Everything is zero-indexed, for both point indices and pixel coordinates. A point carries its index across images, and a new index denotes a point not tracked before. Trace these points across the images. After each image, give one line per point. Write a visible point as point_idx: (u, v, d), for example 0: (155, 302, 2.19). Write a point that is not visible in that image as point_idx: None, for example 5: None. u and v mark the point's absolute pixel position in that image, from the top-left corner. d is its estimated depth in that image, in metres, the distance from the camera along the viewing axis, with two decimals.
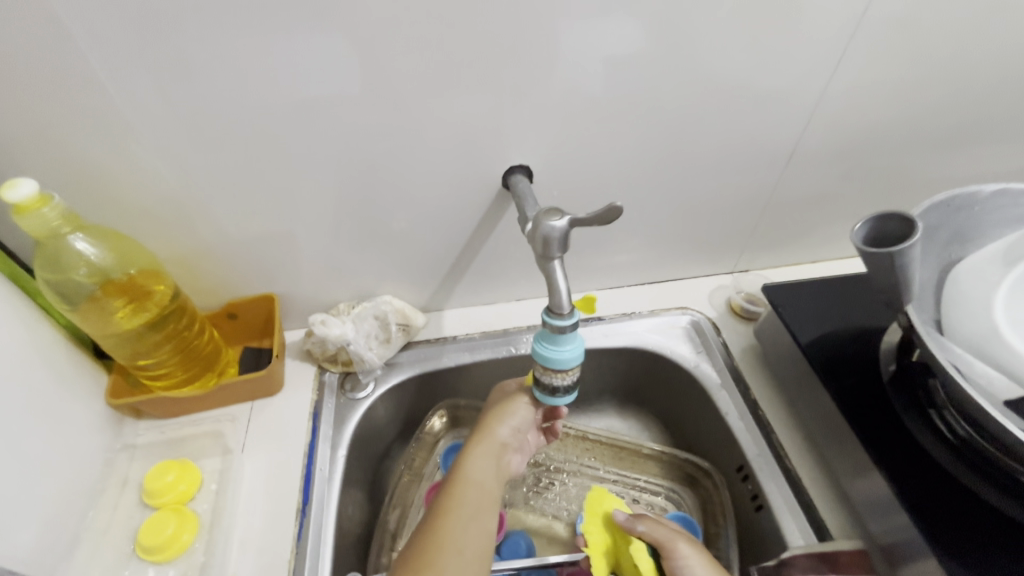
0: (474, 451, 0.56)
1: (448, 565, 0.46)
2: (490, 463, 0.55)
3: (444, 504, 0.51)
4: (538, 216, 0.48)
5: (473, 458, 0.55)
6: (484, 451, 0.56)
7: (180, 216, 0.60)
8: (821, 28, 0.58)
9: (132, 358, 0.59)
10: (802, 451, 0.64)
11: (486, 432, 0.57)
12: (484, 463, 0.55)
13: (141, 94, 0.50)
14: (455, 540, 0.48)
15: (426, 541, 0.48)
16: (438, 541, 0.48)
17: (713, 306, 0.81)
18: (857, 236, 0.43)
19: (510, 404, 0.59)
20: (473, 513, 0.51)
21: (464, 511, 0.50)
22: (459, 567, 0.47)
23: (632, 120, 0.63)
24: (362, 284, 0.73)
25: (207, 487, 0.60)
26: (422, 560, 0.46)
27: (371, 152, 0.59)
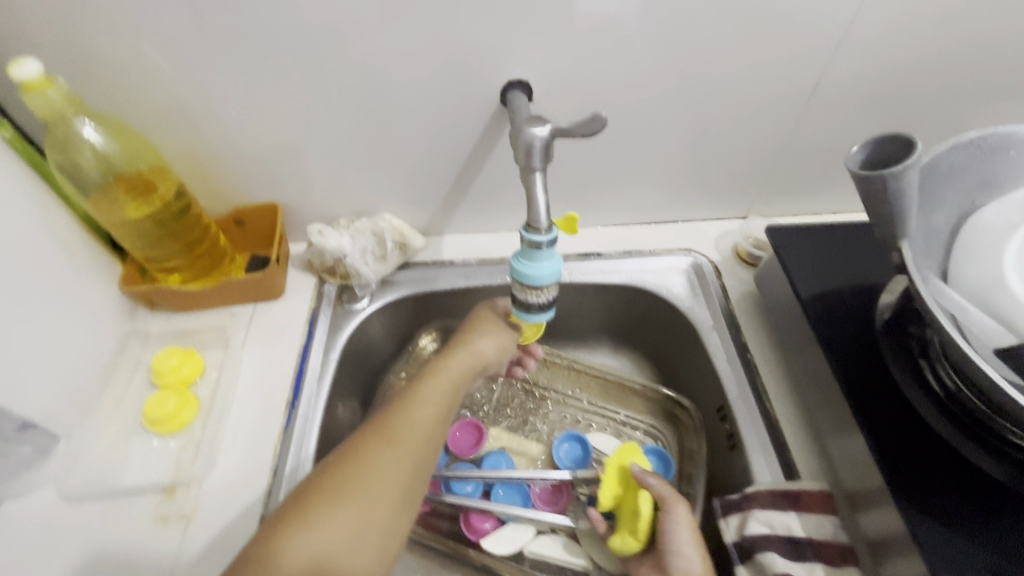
0: (455, 353, 0.58)
1: (406, 444, 0.49)
2: (469, 368, 0.58)
3: (418, 391, 0.53)
4: (521, 125, 0.47)
5: (453, 359, 0.57)
6: (468, 357, 0.57)
7: (184, 116, 0.61)
8: None
9: (142, 250, 0.63)
10: (785, 397, 0.63)
11: (470, 342, 0.59)
12: (462, 366, 0.57)
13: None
14: (422, 424, 0.51)
15: (396, 416, 0.51)
16: (406, 419, 0.50)
17: (718, 251, 0.78)
18: (853, 159, 0.41)
19: (496, 327, 0.61)
20: (444, 408, 0.53)
21: (436, 402, 0.53)
22: (414, 451, 0.49)
23: (643, 41, 0.59)
24: (363, 201, 0.74)
25: (208, 375, 0.65)
26: (386, 433, 0.49)
27: (369, 61, 0.58)
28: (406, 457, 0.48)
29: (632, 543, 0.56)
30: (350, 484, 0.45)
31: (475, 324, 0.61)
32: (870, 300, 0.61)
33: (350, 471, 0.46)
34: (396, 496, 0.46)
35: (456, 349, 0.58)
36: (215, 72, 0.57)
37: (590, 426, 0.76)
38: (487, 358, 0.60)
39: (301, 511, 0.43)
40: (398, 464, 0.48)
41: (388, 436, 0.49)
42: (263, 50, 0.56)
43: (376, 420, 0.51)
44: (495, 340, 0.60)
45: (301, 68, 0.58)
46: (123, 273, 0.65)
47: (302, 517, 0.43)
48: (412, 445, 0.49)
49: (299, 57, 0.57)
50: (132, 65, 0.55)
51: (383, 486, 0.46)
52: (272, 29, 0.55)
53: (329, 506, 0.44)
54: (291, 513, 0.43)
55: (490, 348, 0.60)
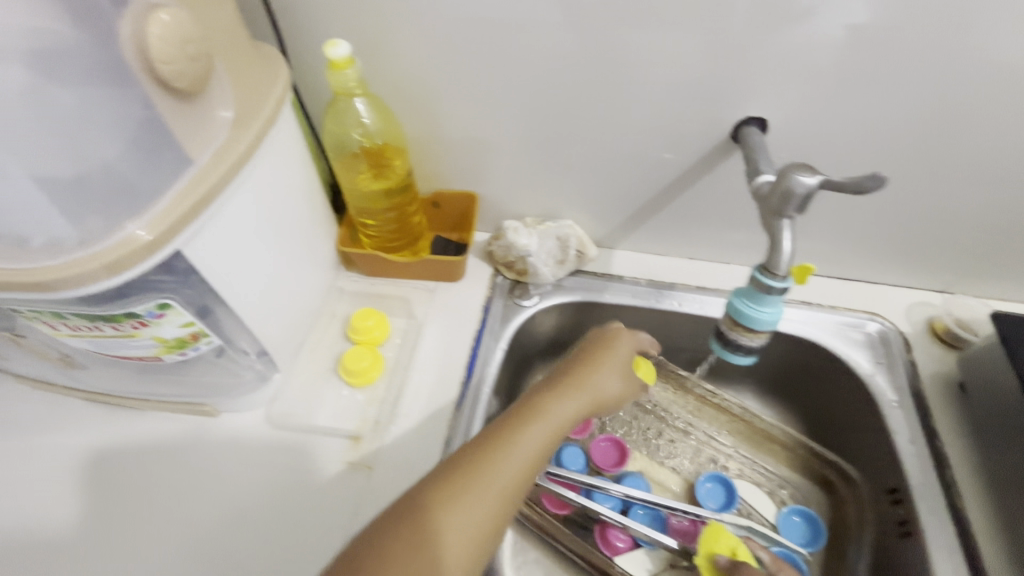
0: (580, 379, 0.55)
1: (497, 481, 0.44)
2: (568, 402, 0.52)
3: (513, 424, 0.48)
4: (785, 169, 0.46)
5: (557, 398, 0.52)
6: (575, 395, 0.53)
7: (428, 104, 0.66)
8: None
9: (363, 215, 0.69)
10: (977, 497, 0.59)
11: (597, 368, 0.57)
12: (589, 391, 0.55)
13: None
14: (524, 456, 0.46)
15: (498, 433, 0.47)
16: (490, 432, 0.47)
17: (909, 321, 0.73)
18: None
19: (609, 360, 0.58)
20: (557, 428, 0.50)
21: (538, 439, 0.48)
22: (506, 487, 0.44)
23: (897, 98, 0.57)
24: (551, 204, 0.77)
25: (393, 339, 0.71)
26: (472, 467, 0.44)
27: (614, 76, 0.61)
28: (517, 485, 0.45)
29: None
30: (434, 500, 0.42)
31: (591, 359, 0.58)
32: None
33: (442, 500, 0.42)
34: (493, 525, 0.43)
35: (584, 375, 0.56)
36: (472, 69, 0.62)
37: (728, 470, 0.73)
38: (605, 394, 0.56)
39: (392, 532, 0.40)
40: (483, 501, 0.43)
41: (500, 462, 0.45)
42: (522, 56, 0.60)
43: (464, 457, 0.45)
44: (614, 370, 0.58)
45: (549, 75, 0.62)
46: (339, 234, 0.72)
47: (390, 557, 0.39)
48: (520, 472, 0.45)
49: (551, 65, 0.61)
50: (406, 51, 0.61)
51: (475, 506, 0.42)
52: (538, 37, 0.58)
53: (399, 528, 0.40)
54: (395, 521, 0.40)
55: (603, 385, 0.56)
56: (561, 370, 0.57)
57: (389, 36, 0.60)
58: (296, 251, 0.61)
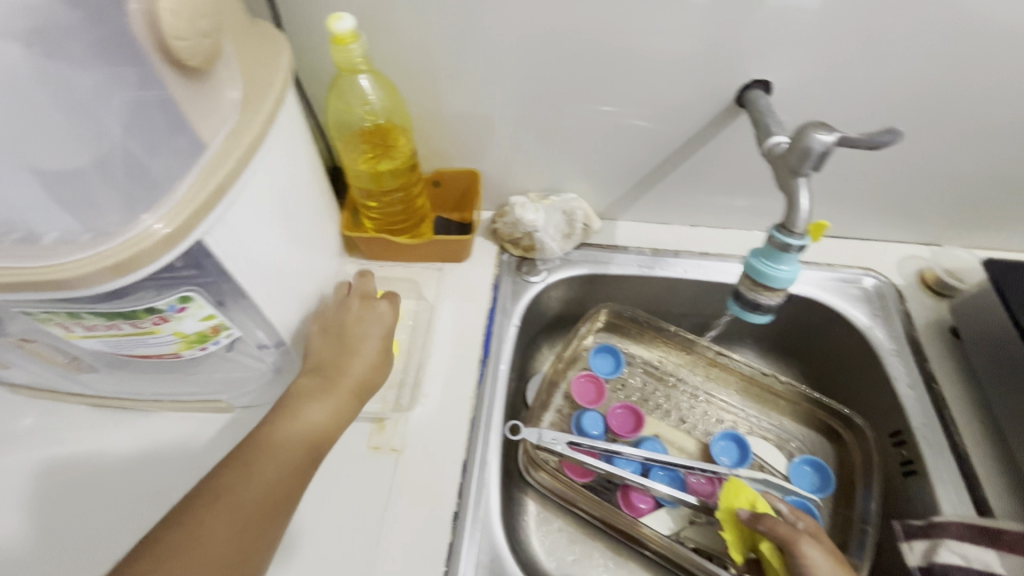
0: (339, 375, 0.56)
1: (228, 493, 0.45)
2: (323, 405, 0.53)
3: (271, 434, 0.50)
4: (803, 128, 0.47)
5: (314, 403, 0.53)
6: (319, 389, 0.54)
7: (430, 81, 0.65)
8: None
9: (371, 196, 0.67)
10: (976, 434, 0.62)
11: (347, 352, 0.58)
12: (347, 381, 0.56)
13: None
14: (272, 466, 0.48)
15: (285, 417, 0.52)
16: (272, 420, 0.52)
17: (901, 275, 0.76)
18: None
19: (353, 336, 0.59)
20: (324, 428, 0.53)
21: (288, 443, 0.50)
22: (241, 501, 0.45)
23: (898, 60, 0.58)
24: (554, 178, 0.76)
25: (404, 321, 0.70)
26: (224, 489, 0.46)
27: (623, 46, 0.60)
28: (295, 457, 0.50)
29: None
30: (236, 482, 0.46)
31: (339, 335, 0.59)
32: None
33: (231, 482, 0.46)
34: (299, 480, 0.49)
35: (346, 362, 0.57)
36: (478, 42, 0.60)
37: (736, 425, 0.76)
38: (371, 378, 0.58)
39: (203, 511, 0.44)
40: (227, 513, 0.44)
41: (275, 448, 0.49)
42: (530, 27, 0.59)
43: (212, 480, 0.47)
44: (372, 340, 0.60)
45: (557, 46, 0.60)
46: (344, 218, 0.71)
47: (207, 510, 0.44)
48: (301, 444, 0.51)
49: (559, 35, 0.59)
50: (408, 24, 0.59)
51: (237, 524, 0.44)
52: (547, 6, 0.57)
53: (212, 505, 0.44)
54: (196, 502, 0.45)
55: (359, 365, 0.57)
56: (317, 356, 0.58)
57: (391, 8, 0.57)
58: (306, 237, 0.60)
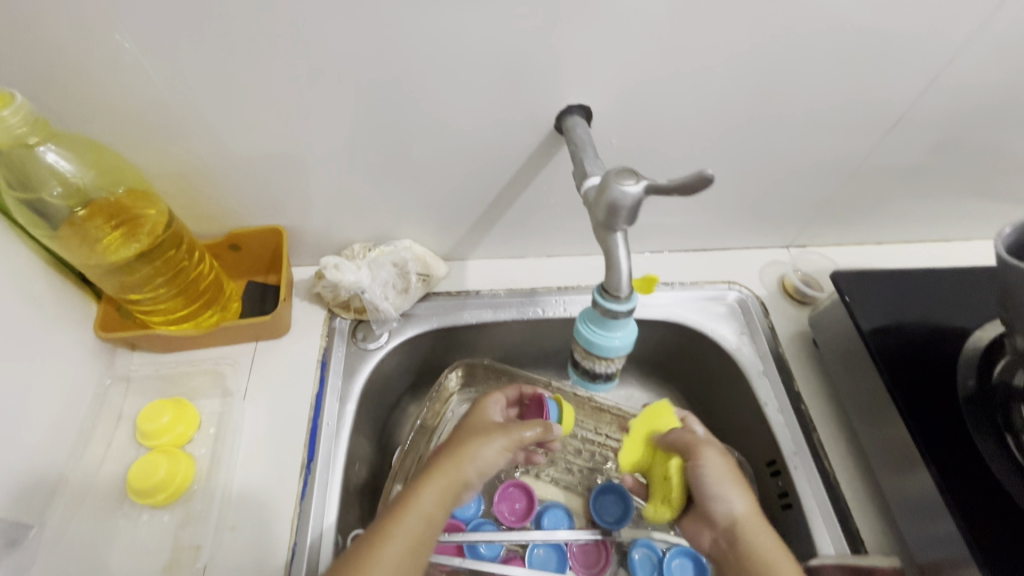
0: (456, 456, 0.49)
1: None
2: (437, 496, 0.46)
3: (377, 529, 0.45)
4: (607, 177, 0.39)
5: (421, 493, 0.46)
6: (456, 483, 0.47)
7: (176, 130, 0.52)
8: None
9: (122, 291, 0.53)
10: (842, 454, 0.61)
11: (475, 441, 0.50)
12: (463, 470, 0.48)
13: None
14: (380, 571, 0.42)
15: (398, 504, 0.46)
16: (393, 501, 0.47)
17: (764, 284, 0.73)
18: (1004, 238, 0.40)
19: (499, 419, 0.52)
20: (437, 515, 0.46)
21: (406, 539, 0.44)
22: None
23: (714, 67, 0.54)
24: (381, 223, 0.65)
25: (205, 430, 0.56)
26: None
27: (414, 66, 0.50)
28: (410, 560, 0.44)
29: (665, 512, 0.56)
30: None
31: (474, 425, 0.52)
32: (946, 356, 0.57)
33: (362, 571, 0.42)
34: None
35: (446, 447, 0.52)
36: (231, 71, 0.48)
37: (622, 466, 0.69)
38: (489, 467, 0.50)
39: None
40: None
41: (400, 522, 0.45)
42: (291, 47, 0.47)
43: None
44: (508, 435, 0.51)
45: (334, 69, 0.49)
46: (99, 314, 0.56)
47: None
48: (418, 532, 0.45)
49: (332, 56, 0.48)
50: (115, 64, 0.46)
51: None
52: (303, 21, 0.46)
53: None
54: None
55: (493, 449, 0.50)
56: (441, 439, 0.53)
57: (93, 38, 0.44)
58: (17, 360, 0.46)
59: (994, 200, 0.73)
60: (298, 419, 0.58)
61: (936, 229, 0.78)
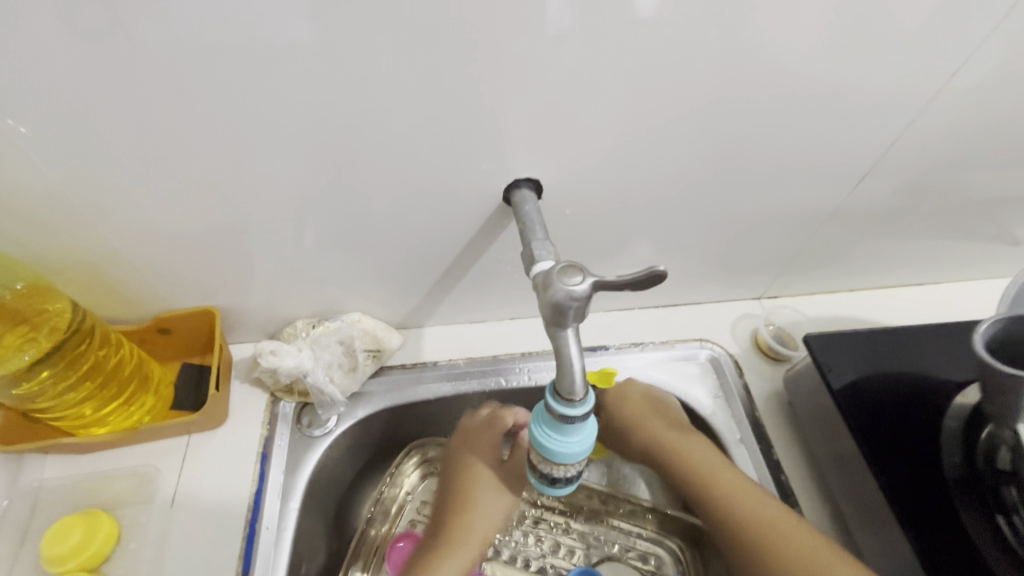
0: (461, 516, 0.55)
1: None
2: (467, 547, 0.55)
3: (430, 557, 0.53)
4: (551, 274, 0.35)
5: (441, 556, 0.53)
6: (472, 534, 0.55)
7: (82, 218, 0.47)
8: (915, 26, 0.46)
9: (22, 400, 0.49)
10: (832, 532, 0.56)
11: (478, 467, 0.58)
12: (474, 528, 0.56)
13: (32, 42, 0.37)
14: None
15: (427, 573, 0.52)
16: (447, 512, 0.56)
17: (736, 339, 0.70)
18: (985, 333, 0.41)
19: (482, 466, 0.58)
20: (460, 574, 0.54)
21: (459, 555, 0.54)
22: None
23: (665, 129, 0.51)
24: (326, 296, 0.61)
25: (125, 546, 0.50)
26: None
27: (345, 139, 0.46)
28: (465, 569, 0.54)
29: None
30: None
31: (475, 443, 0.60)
32: (923, 420, 0.55)
33: (448, 537, 0.55)
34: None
35: (466, 495, 0.56)
36: (144, 153, 0.44)
37: (585, 537, 0.66)
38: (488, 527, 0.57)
39: None
40: None
41: (476, 504, 0.56)
42: (212, 128, 0.43)
43: None
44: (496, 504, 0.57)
45: (260, 146, 0.46)
46: None
47: None
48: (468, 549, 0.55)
49: (257, 134, 0.45)
50: (9, 154, 0.42)
51: None
52: (218, 101, 0.42)
53: None
54: None
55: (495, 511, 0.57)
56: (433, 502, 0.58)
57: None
58: None
59: (960, 240, 0.72)
60: (232, 529, 0.53)
61: (906, 271, 0.76)
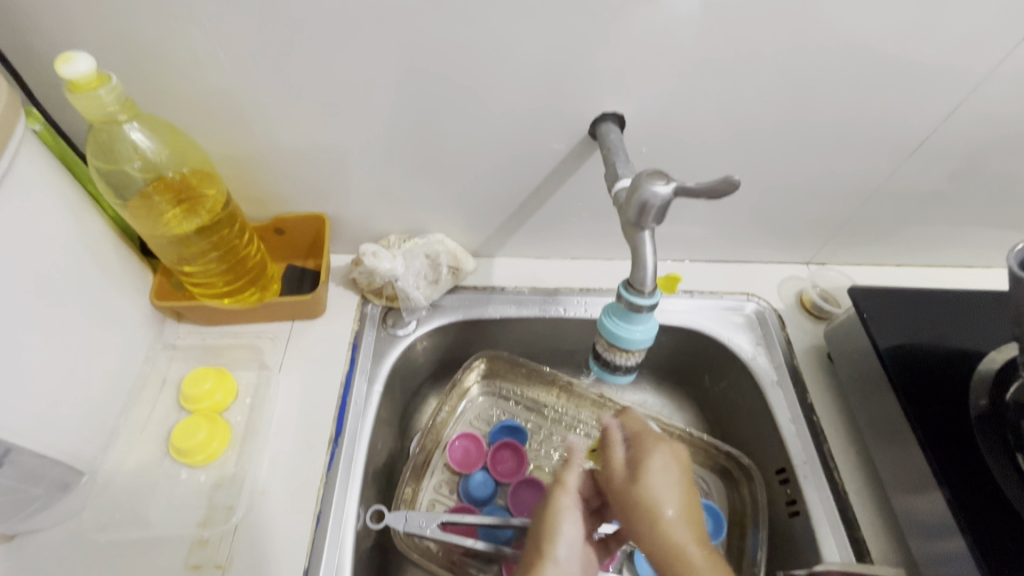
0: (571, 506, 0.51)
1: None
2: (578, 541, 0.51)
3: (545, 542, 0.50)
4: (639, 178, 0.42)
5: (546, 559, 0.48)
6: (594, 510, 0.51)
7: (236, 117, 0.56)
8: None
9: (177, 262, 0.58)
10: (854, 469, 0.62)
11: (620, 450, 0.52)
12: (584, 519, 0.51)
13: None
14: None
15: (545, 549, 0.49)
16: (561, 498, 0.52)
17: (781, 298, 0.75)
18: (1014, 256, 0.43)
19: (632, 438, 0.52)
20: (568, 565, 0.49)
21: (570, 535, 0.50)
22: None
23: (741, 86, 0.56)
24: (416, 218, 0.69)
25: (242, 400, 0.60)
26: None
27: (460, 70, 0.54)
28: None
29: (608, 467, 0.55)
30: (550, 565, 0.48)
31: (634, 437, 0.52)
32: (959, 374, 0.59)
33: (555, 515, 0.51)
34: None
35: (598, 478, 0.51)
36: (294, 66, 0.52)
37: None
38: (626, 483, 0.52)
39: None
40: None
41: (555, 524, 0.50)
42: (354, 48, 0.51)
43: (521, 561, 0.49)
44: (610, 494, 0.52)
45: (389, 70, 0.53)
46: (155, 284, 0.60)
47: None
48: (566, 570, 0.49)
49: (389, 57, 0.52)
50: (191, 54, 0.51)
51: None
52: (363, 24, 0.50)
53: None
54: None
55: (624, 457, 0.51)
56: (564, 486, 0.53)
57: (175, 30, 0.49)
58: (86, 318, 0.50)
59: (1013, 230, 0.74)
60: (328, 399, 0.61)
61: (956, 254, 0.79)
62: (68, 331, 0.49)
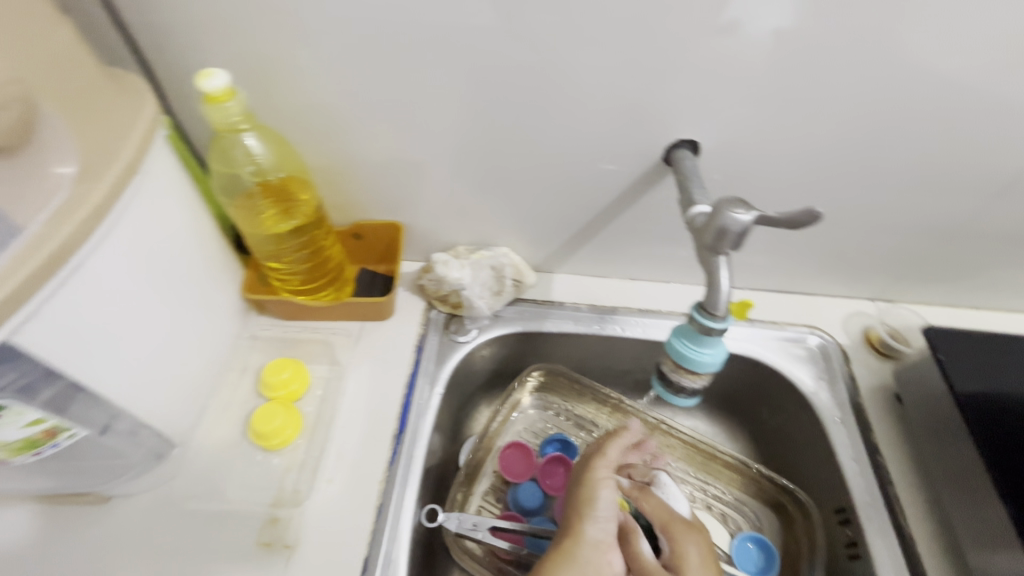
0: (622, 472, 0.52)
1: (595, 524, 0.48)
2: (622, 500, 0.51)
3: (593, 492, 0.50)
4: (720, 204, 0.43)
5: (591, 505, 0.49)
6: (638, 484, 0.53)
7: (333, 129, 0.61)
8: None
9: (269, 259, 0.62)
10: (921, 516, 0.59)
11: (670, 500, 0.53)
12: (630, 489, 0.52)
13: None
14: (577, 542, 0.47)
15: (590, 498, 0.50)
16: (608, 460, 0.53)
17: (846, 333, 0.73)
18: None
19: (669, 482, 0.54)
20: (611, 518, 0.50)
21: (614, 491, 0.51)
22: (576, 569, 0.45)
23: (821, 118, 0.57)
24: (484, 230, 0.72)
25: (313, 392, 0.64)
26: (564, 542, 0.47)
27: (544, 94, 0.56)
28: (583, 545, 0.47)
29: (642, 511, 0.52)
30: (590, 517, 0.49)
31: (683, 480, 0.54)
32: None
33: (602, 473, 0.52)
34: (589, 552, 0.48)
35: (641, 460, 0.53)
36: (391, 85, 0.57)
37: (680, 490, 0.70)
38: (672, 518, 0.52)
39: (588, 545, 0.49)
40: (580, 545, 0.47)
41: (593, 477, 0.50)
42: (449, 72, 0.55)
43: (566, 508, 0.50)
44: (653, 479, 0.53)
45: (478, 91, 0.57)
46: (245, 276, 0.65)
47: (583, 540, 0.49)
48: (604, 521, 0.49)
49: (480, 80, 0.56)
50: (302, 72, 0.55)
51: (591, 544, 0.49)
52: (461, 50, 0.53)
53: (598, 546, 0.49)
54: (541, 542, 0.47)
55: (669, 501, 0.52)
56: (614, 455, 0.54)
57: (291, 50, 0.54)
58: (192, 304, 0.55)
59: None
60: (392, 398, 0.64)
61: None
62: (179, 316, 0.53)
